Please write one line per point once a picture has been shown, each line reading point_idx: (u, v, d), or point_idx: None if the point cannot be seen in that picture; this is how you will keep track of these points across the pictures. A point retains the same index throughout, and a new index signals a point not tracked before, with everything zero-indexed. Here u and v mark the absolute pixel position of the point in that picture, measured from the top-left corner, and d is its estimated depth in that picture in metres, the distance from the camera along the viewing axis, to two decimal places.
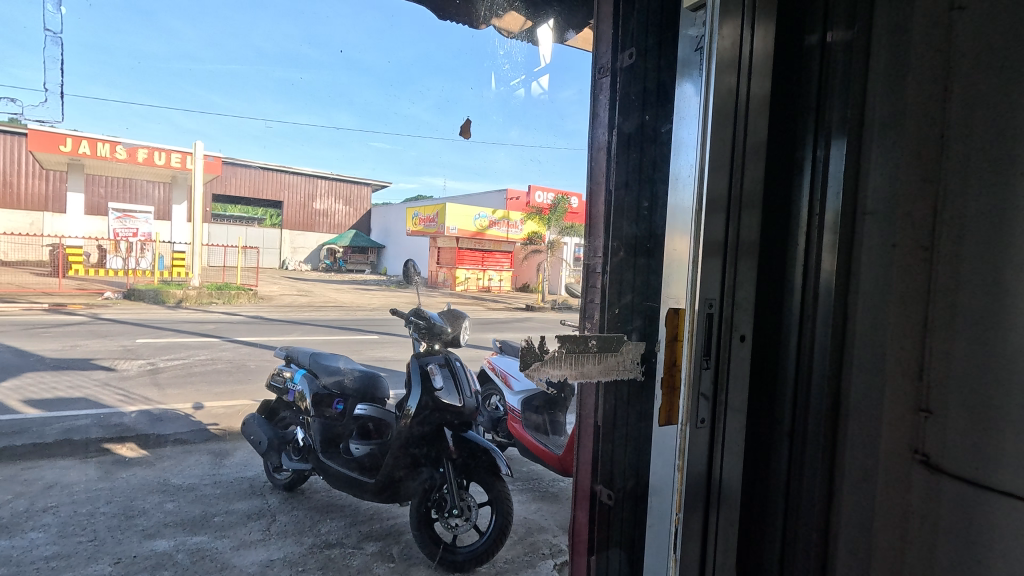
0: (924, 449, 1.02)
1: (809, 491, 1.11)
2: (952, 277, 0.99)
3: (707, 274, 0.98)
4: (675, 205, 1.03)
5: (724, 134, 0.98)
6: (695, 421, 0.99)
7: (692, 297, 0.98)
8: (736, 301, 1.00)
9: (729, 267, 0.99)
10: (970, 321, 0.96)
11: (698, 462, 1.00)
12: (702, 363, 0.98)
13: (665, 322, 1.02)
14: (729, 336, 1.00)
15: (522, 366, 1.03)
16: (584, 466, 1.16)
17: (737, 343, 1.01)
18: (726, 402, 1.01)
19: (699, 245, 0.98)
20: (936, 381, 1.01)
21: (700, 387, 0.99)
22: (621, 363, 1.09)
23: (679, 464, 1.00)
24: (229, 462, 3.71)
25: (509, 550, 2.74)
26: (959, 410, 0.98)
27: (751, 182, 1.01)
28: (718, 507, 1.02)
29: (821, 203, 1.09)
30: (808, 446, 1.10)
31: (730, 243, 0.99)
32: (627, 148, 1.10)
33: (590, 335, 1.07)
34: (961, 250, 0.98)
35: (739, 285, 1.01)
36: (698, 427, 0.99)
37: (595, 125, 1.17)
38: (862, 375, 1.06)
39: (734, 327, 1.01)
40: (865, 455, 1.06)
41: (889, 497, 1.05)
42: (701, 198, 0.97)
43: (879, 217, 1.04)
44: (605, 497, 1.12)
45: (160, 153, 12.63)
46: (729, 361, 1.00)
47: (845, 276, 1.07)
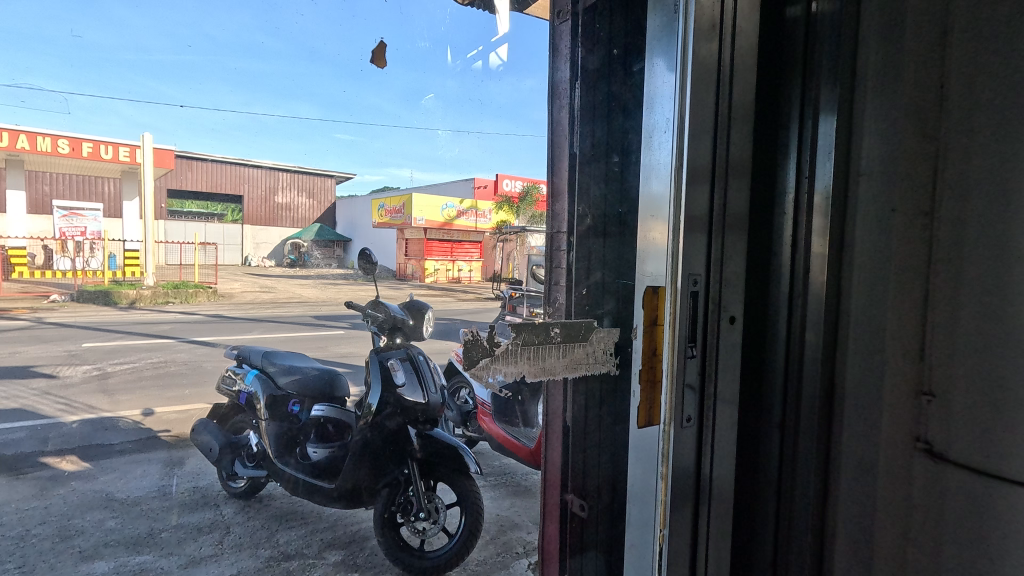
0: (928, 435, 0.91)
1: (803, 487, 1.00)
2: (956, 245, 0.87)
3: (691, 248, 0.85)
4: (647, 174, 0.90)
5: (709, 97, 0.86)
6: (681, 419, 0.86)
7: (674, 273, 0.85)
8: (723, 277, 0.87)
9: (713, 240, 0.86)
10: (977, 293, 0.85)
11: (683, 466, 0.88)
12: (687, 351, 0.85)
13: (642, 308, 0.89)
14: (716, 319, 0.87)
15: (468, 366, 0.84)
16: (553, 473, 1.02)
17: (726, 326, 0.88)
18: (715, 395, 0.87)
19: (678, 221, 0.85)
20: (939, 360, 0.90)
21: (686, 379, 0.86)
22: (592, 354, 0.96)
23: (663, 471, 0.88)
24: (181, 472, 3.47)
25: (481, 551, 2.61)
26: (967, 391, 0.87)
27: (739, 142, 0.88)
28: (711, 506, 0.89)
29: (812, 167, 0.98)
30: (802, 437, 0.99)
31: (713, 210, 0.86)
32: (593, 109, 0.96)
33: (552, 323, 0.93)
34: (966, 211, 0.86)
35: (727, 257, 0.88)
36: (684, 427, 0.87)
37: (555, 81, 1.01)
38: (859, 356, 0.95)
39: (722, 308, 0.88)
40: (864, 446, 0.95)
41: (890, 492, 0.94)
42: (682, 158, 0.85)
43: (876, 178, 0.93)
44: (577, 507, 0.99)
45: (105, 146, 11.97)
46: (717, 348, 0.87)
47: (838, 249, 0.96)
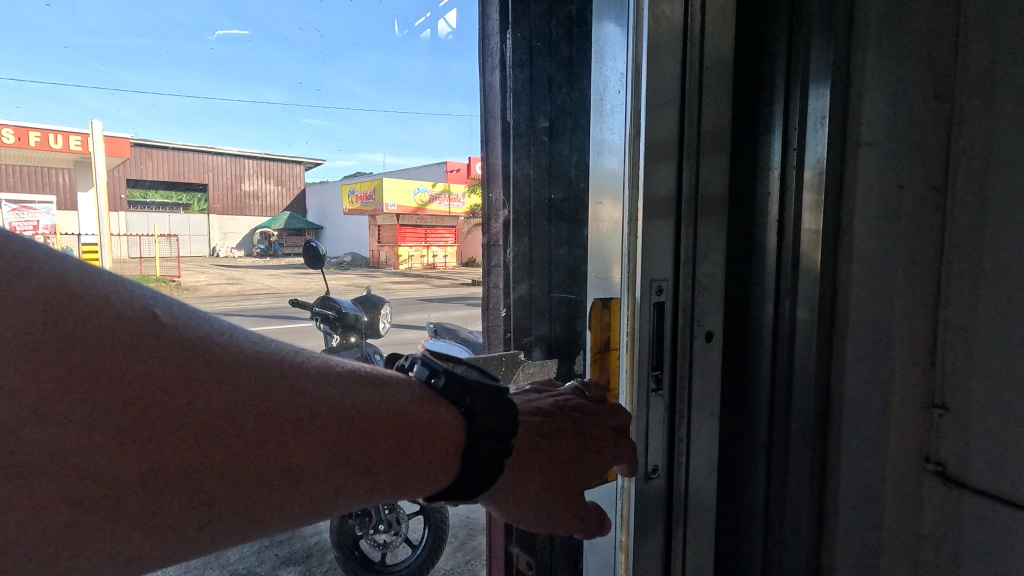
0: (938, 455, 0.75)
1: (793, 524, 0.83)
2: (973, 226, 0.70)
3: (654, 242, 0.68)
4: (598, 156, 0.75)
5: (672, 47, 0.68)
6: (643, 472, 0.71)
7: (634, 278, 0.68)
8: (698, 278, 0.71)
9: (684, 233, 0.70)
10: (998, 285, 0.68)
11: (651, 514, 0.72)
12: (651, 386, 0.70)
13: (593, 335, 0.75)
14: (689, 335, 0.72)
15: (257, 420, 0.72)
16: (498, 522, 0.89)
17: (701, 345, 0.73)
18: (686, 437, 0.74)
19: (636, 208, 0.68)
20: (953, 365, 0.74)
21: (649, 417, 0.71)
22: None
23: (623, 529, 0.73)
24: None
25: (447, 560, 2.46)
26: (986, 405, 0.70)
27: (712, 111, 0.72)
28: (687, 544, 0.75)
29: (801, 136, 0.82)
30: (792, 463, 0.82)
31: (681, 197, 0.70)
32: (530, 83, 0.84)
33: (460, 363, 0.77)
34: (985, 188, 0.69)
35: (701, 253, 0.72)
36: (649, 480, 0.72)
37: (494, 47, 0.89)
38: (858, 365, 0.79)
39: (698, 320, 0.73)
40: (866, 469, 0.81)
41: (898, 523, 0.79)
42: (636, 130, 0.67)
43: (878, 148, 0.77)
44: (524, 566, 0.84)
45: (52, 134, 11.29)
46: (690, 374, 0.72)
47: (834, 235, 0.80)
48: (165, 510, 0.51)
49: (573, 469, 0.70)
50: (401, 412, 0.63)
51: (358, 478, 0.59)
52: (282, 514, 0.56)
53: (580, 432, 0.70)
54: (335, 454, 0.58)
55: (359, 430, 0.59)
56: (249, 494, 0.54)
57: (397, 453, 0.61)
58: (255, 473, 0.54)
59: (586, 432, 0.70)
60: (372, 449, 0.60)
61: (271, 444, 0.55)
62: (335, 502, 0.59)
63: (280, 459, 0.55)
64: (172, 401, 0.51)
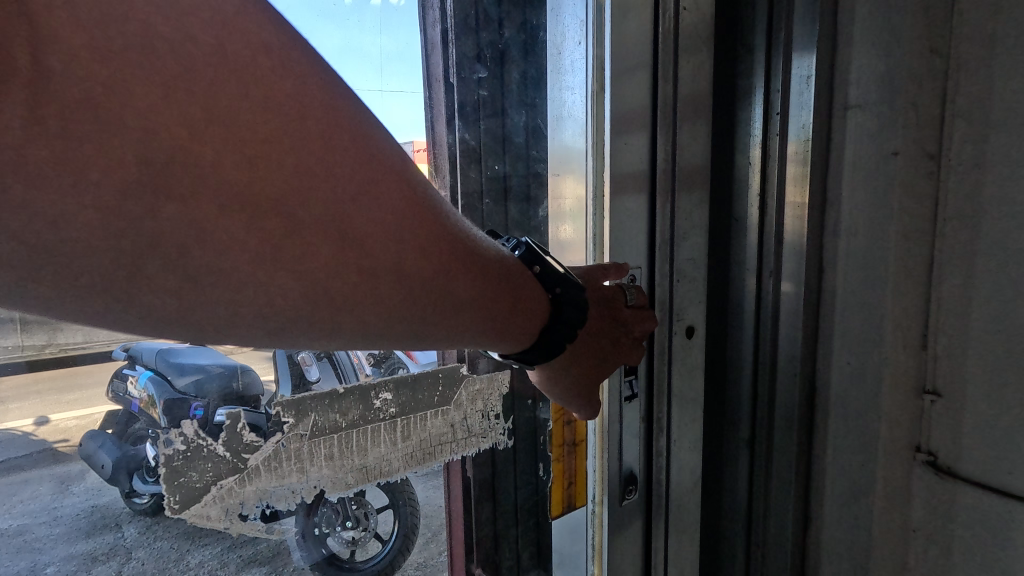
0: (929, 445, 0.71)
1: (779, 523, 0.76)
2: (969, 198, 0.65)
3: (629, 223, 0.61)
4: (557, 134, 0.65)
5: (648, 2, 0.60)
6: (621, 490, 0.64)
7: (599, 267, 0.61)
8: (677, 260, 0.64)
9: (660, 212, 0.62)
10: (997, 261, 0.63)
11: (627, 525, 0.65)
12: (625, 393, 0.63)
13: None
14: (666, 331, 0.64)
15: (178, 504, 0.67)
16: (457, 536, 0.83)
17: (679, 338, 0.65)
18: (666, 448, 0.66)
19: (604, 184, 0.59)
20: (945, 348, 0.69)
21: (630, 430, 0.64)
22: (466, 431, 0.84)
23: (595, 548, 0.66)
24: (77, 490, 3.03)
25: (418, 553, 2.45)
26: (981, 390, 0.66)
27: (690, 75, 0.63)
28: (667, 555, 0.69)
29: (785, 100, 0.70)
30: (776, 460, 0.75)
31: (656, 172, 0.62)
32: (484, 58, 0.75)
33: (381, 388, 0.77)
34: (985, 150, 0.64)
35: (679, 232, 0.64)
36: (625, 498, 0.64)
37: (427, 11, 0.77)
38: (849, 353, 0.72)
39: (677, 309, 0.65)
40: (854, 464, 0.74)
41: (885, 517, 0.74)
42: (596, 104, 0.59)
43: (867, 111, 0.68)
44: None
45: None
46: (670, 369, 0.65)
47: (819, 209, 0.71)
48: (208, 278, 0.34)
49: (599, 375, 0.60)
50: (512, 277, 0.49)
51: (441, 320, 0.44)
52: (387, 332, 0.43)
53: (612, 346, 0.59)
54: (441, 269, 0.42)
55: (472, 264, 0.45)
56: (321, 268, 0.37)
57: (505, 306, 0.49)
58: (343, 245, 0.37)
59: (618, 339, 0.59)
60: (474, 283, 0.45)
61: (376, 217, 0.38)
62: (394, 333, 0.43)
63: (377, 247, 0.38)
64: (283, 117, 0.34)
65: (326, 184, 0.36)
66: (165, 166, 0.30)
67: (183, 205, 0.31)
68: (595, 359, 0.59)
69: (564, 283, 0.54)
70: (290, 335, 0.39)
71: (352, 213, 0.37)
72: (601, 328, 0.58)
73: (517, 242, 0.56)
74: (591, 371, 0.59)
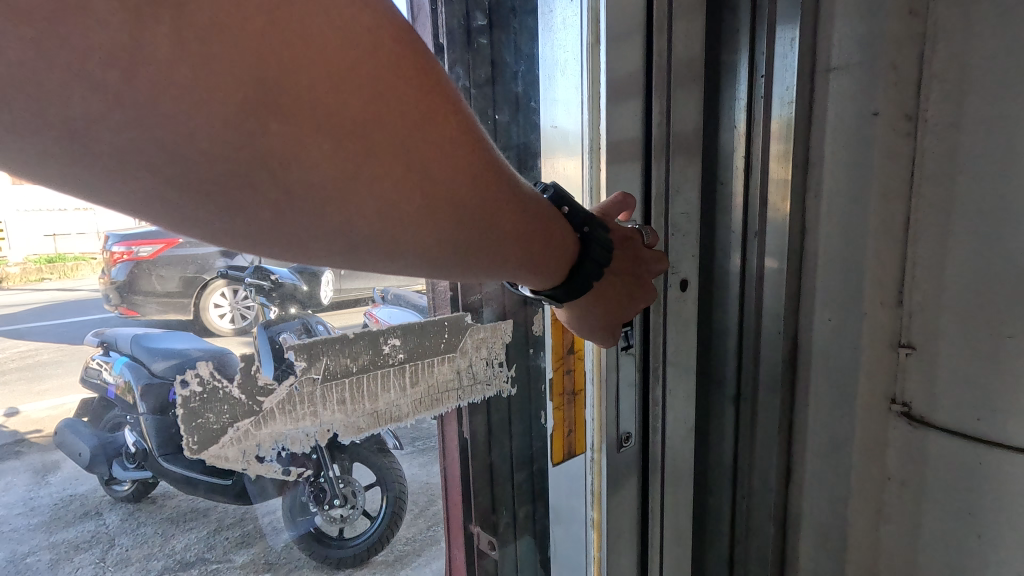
0: (904, 396, 0.75)
1: (763, 475, 0.80)
2: (945, 158, 0.68)
3: (626, 182, 0.62)
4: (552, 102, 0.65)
5: None
6: (617, 441, 0.66)
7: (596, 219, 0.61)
8: (670, 219, 0.66)
9: (654, 170, 0.63)
10: (970, 218, 0.66)
11: (622, 479, 0.67)
12: (621, 344, 0.64)
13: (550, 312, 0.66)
14: (661, 285, 0.66)
15: (197, 446, 0.65)
16: (455, 500, 0.83)
17: (675, 292, 0.67)
18: (662, 399, 0.68)
19: (601, 141, 0.60)
20: (921, 303, 0.72)
21: (626, 381, 0.65)
22: (473, 377, 0.77)
23: (595, 499, 0.67)
24: (56, 477, 2.97)
25: (408, 527, 2.49)
26: (954, 342, 0.69)
27: (681, 40, 0.63)
28: (662, 508, 0.71)
29: (770, 62, 0.70)
30: (761, 414, 0.78)
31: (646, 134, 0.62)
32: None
33: (389, 335, 0.71)
34: (962, 111, 0.66)
35: (672, 192, 0.65)
36: (620, 448, 0.66)
37: None
38: (829, 309, 0.75)
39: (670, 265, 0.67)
40: (834, 417, 0.77)
41: (865, 466, 0.78)
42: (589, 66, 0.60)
43: (850, 74, 0.70)
44: (486, 544, 0.82)
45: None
46: (664, 322, 0.67)
47: (802, 170, 0.73)
48: (237, 173, 0.31)
49: (622, 311, 0.61)
50: (552, 222, 0.49)
51: (474, 249, 0.42)
52: (412, 260, 0.41)
53: (634, 282, 0.61)
54: (497, 208, 0.41)
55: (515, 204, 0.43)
56: (380, 198, 0.35)
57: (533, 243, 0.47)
58: (412, 176, 0.35)
59: (639, 276, 0.61)
60: (520, 223, 0.45)
61: (431, 147, 0.36)
62: (437, 266, 0.42)
63: (443, 181, 0.37)
64: (353, 26, 0.32)
65: (403, 114, 0.34)
66: (246, 91, 0.29)
67: (260, 126, 0.30)
68: (621, 294, 0.60)
69: (590, 222, 0.55)
70: (317, 251, 0.37)
71: (415, 143, 0.35)
72: (626, 262, 0.59)
73: (546, 185, 0.57)
74: (614, 307, 0.60)
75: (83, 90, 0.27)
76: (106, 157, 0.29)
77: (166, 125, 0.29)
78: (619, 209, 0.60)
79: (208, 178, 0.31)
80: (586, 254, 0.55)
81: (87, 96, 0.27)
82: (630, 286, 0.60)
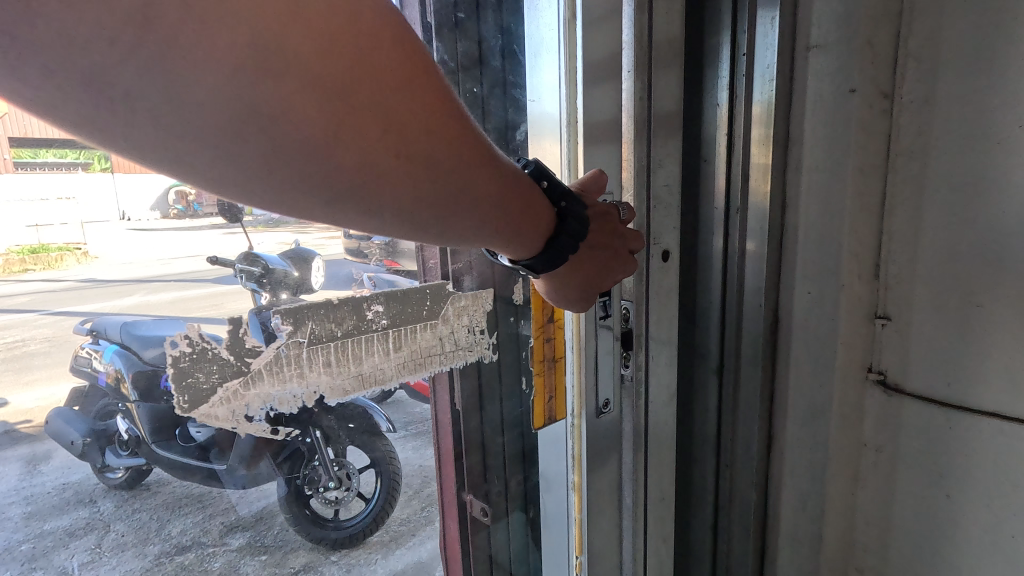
0: (880, 364, 0.78)
1: (745, 445, 0.82)
2: (919, 137, 0.71)
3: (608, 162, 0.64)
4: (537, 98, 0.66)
5: None
6: (596, 407, 0.69)
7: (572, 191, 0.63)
8: (652, 194, 0.67)
9: (634, 148, 0.65)
10: (942, 193, 0.70)
11: (609, 443, 0.70)
12: (599, 313, 0.66)
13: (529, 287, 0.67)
14: (643, 257, 0.68)
15: (188, 405, 0.59)
16: (447, 469, 0.86)
17: (658, 264, 0.69)
18: (645, 364, 0.71)
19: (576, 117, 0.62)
20: (896, 275, 0.75)
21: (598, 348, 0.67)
22: (454, 344, 0.77)
23: (576, 463, 0.70)
24: (46, 469, 2.94)
25: (403, 509, 2.52)
26: (927, 311, 0.73)
27: (664, 18, 0.65)
28: (647, 474, 0.73)
29: (751, 40, 0.70)
30: (743, 386, 0.80)
31: (629, 112, 0.64)
32: None
33: (376, 298, 0.69)
34: (936, 87, 0.69)
35: (653, 168, 0.67)
36: (601, 415, 0.69)
37: None
38: (808, 283, 0.77)
39: (652, 239, 0.69)
40: (813, 387, 0.80)
41: (841, 432, 0.81)
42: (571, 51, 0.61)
43: (830, 53, 0.72)
44: (478, 511, 0.84)
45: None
46: (648, 292, 0.69)
47: (783, 147, 0.74)
48: (223, 125, 0.33)
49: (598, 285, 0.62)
50: (528, 194, 0.51)
51: (449, 214, 0.44)
52: (388, 222, 0.42)
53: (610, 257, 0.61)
54: (470, 172, 0.43)
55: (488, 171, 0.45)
56: (358, 154, 0.37)
57: (507, 214, 0.49)
58: (389, 135, 0.37)
59: (615, 250, 0.61)
60: (496, 189, 0.46)
61: (404, 108, 0.37)
62: (414, 229, 0.43)
63: (418, 142, 0.39)
64: None
65: (381, 75, 0.36)
66: (238, 42, 0.31)
67: (253, 77, 0.32)
68: (596, 269, 0.61)
69: (568, 196, 0.56)
70: (296, 208, 0.39)
71: (388, 103, 0.37)
72: (602, 236, 0.60)
73: (524, 161, 0.57)
74: (587, 281, 0.61)
75: (99, 46, 0.29)
76: (108, 105, 0.31)
77: (164, 70, 0.30)
78: (594, 185, 0.61)
79: (194, 124, 0.33)
80: (564, 228, 0.56)
81: (102, 50, 0.29)
82: (607, 255, 0.61)
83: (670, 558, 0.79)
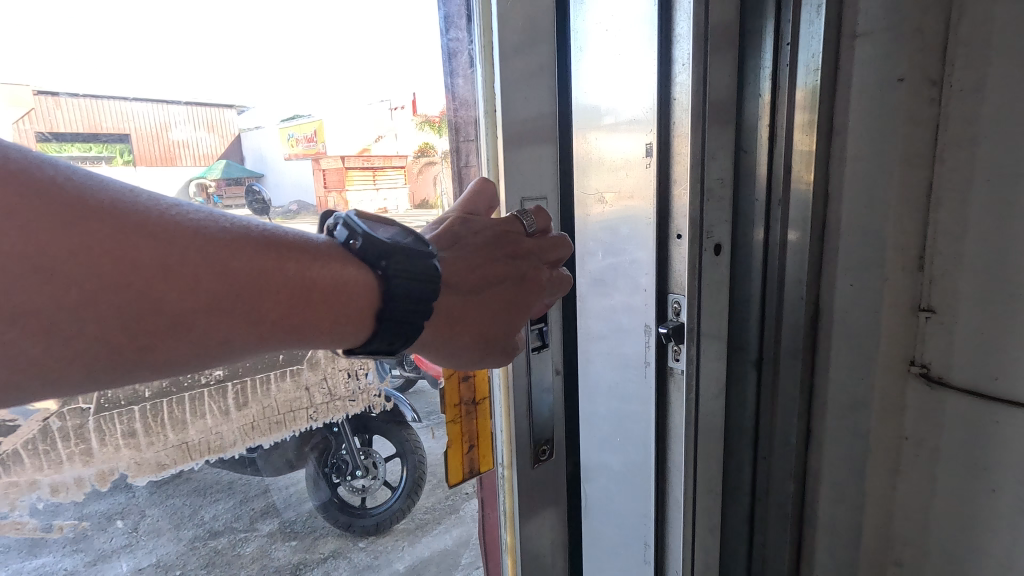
0: (923, 357, 0.77)
1: (784, 437, 0.82)
2: (968, 126, 0.70)
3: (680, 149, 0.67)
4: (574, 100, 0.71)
5: None
6: (533, 454, 0.71)
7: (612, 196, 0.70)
8: (705, 186, 0.68)
9: (695, 138, 0.66)
10: (991, 184, 0.69)
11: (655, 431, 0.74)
12: (535, 342, 0.69)
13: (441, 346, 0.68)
14: (696, 248, 0.69)
15: None
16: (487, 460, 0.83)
17: (710, 256, 0.71)
18: (695, 356, 0.72)
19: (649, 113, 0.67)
20: (942, 268, 0.74)
21: (543, 379, 0.70)
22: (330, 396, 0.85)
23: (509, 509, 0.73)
24: None
25: (427, 498, 2.55)
26: (973, 303, 0.72)
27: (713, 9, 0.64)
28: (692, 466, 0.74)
29: (796, 29, 0.69)
30: (782, 380, 0.80)
31: (684, 102, 0.65)
32: None
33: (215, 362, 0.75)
34: (986, 74, 0.67)
35: (709, 158, 0.68)
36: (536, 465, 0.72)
37: None
38: (850, 275, 0.77)
39: (706, 232, 0.70)
40: (853, 379, 0.80)
41: (881, 426, 0.81)
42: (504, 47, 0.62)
43: (876, 41, 0.70)
44: None
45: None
46: (700, 283, 0.70)
47: (828, 136, 0.73)
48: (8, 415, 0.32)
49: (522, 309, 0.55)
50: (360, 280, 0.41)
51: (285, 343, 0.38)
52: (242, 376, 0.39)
53: (523, 276, 0.55)
54: (265, 309, 0.36)
55: (295, 285, 0.37)
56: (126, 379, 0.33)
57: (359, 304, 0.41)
58: (137, 349, 0.32)
59: (526, 272, 0.55)
60: (320, 299, 0.38)
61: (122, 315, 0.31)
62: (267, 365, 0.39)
63: (173, 331, 0.33)
64: None
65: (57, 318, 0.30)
66: None
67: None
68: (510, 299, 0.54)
69: (391, 253, 0.41)
70: None
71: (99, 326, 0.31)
72: (493, 270, 0.52)
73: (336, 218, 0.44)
74: (511, 316, 0.54)
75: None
76: None
77: None
78: (480, 200, 0.58)
79: None
80: (395, 289, 0.41)
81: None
82: (509, 294, 0.53)
83: (711, 551, 0.79)
